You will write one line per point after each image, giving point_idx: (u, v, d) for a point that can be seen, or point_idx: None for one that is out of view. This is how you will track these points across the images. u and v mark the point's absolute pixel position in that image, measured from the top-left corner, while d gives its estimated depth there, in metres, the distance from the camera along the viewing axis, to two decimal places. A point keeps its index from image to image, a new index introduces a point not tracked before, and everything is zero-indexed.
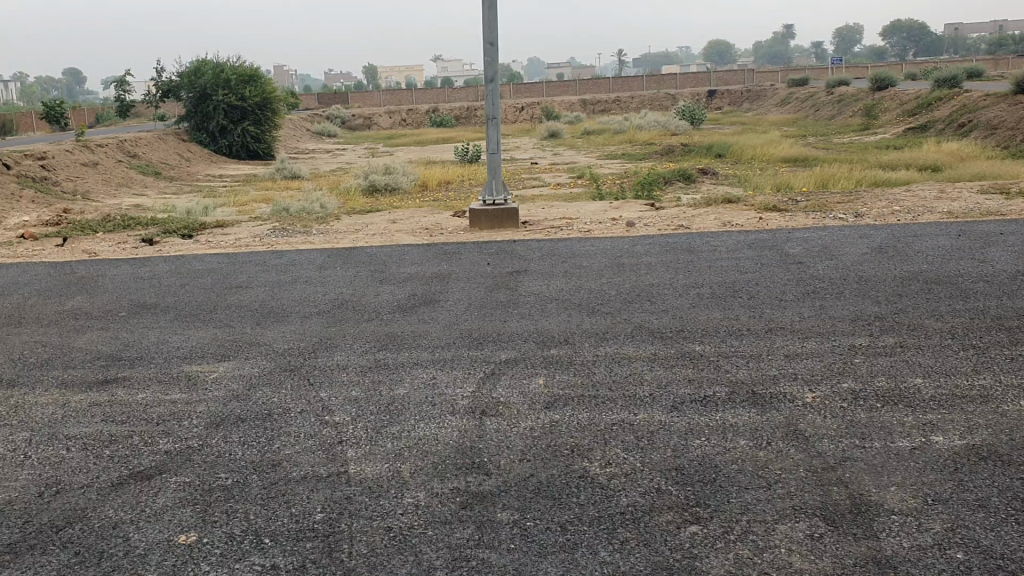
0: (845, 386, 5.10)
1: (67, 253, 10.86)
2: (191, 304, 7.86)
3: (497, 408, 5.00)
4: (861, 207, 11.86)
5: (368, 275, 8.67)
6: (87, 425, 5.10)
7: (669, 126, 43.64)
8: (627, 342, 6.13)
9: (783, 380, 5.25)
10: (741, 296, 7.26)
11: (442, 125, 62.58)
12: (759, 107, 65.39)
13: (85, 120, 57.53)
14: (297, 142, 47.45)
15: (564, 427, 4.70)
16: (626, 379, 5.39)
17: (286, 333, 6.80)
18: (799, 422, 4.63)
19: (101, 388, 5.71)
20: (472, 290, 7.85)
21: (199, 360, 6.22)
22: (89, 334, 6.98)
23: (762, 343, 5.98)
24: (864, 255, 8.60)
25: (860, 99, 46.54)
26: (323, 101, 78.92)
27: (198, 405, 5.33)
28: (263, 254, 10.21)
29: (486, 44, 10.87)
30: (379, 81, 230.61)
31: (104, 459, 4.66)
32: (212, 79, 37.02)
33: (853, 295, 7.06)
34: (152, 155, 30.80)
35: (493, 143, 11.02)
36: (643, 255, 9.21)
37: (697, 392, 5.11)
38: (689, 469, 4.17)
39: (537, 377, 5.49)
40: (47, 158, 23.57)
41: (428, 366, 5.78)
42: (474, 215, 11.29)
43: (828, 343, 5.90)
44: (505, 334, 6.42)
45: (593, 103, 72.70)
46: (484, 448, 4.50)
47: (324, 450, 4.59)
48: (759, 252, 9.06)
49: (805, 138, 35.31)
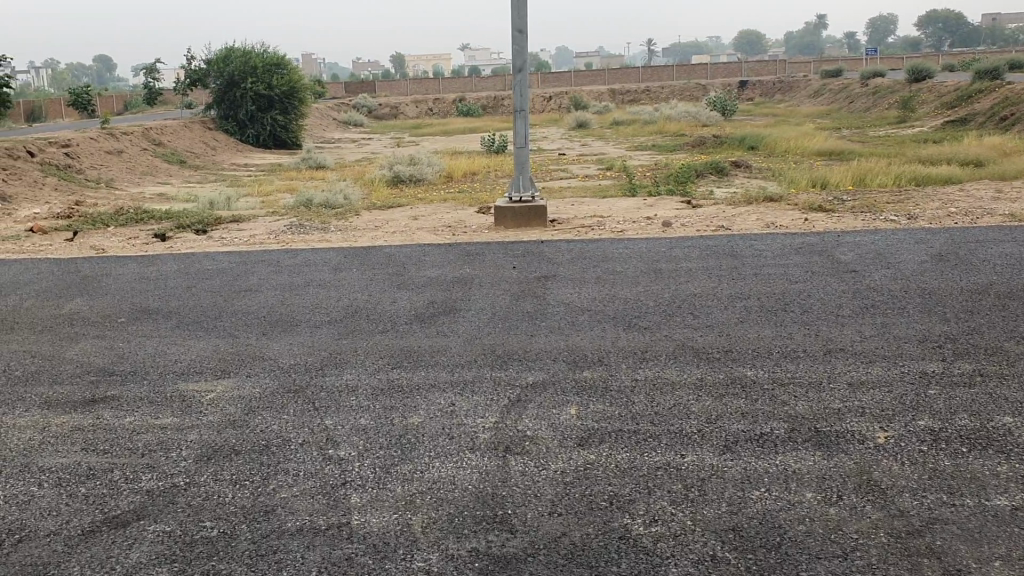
0: (921, 424, 4.45)
1: (75, 249, 10.40)
2: (194, 311, 7.30)
3: (522, 444, 4.40)
4: (912, 208, 11.14)
5: (386, 278, 8.13)
6: (63, 456, 4.55)
7: (700, 118, 42.77)
8: (668, 364, 5.51)
9: (849, 416, 4.60)
10: (793, 310, 6.60)
11: (468, 115, 61.89)
12: (791, 99, 64.29)
13: (113, 107, 57.62)
14: (323, 131, 47.13)
15: (599, 471, 4.09)
16: (669, 410, 4.77)
17: (293, 346, 6.23)
18: (873, 470, 4.00)
19: (86, 410, 5.16)
20: (495, 297, 7.24)
21: (196, 377, 5.66)
22: (83, 343, 6.45)
23: (820, 368, 5.33)
24: (924, 263, 7.90)
25: (896, 91, 45.38)
26: (351, 90, 78.48)
27: (187, 433, 4.77)
28: (277, 253, 9.66)
29: (513, 32, 10.24)
30: (408, 70, 229.75)
31: (77, 498, 4.11)
32: (239, 66, 36.75)
33: (917, 311, 6.39)
34: (178, 142, 30.49)
35: (522, 136, 10.38)
36: (682, 259, 8.58)
37: (751, 429, 4.49)
38: (750, 530, 3.56)
39: (568, 406, 4.87)
40: (71, 146, 23.27)
41: (447, 389, 5.18)
42: (500, 212, 10.69)
43: (895, 369, 5.24)
44: (532, 351, 5.81)
45: (622, 94, 72.04)
46: (509, 495, 3.92)
47: (325, 496, 4.01)
48: (809, 257, 8.41)
49: (839, 131, 34.33)
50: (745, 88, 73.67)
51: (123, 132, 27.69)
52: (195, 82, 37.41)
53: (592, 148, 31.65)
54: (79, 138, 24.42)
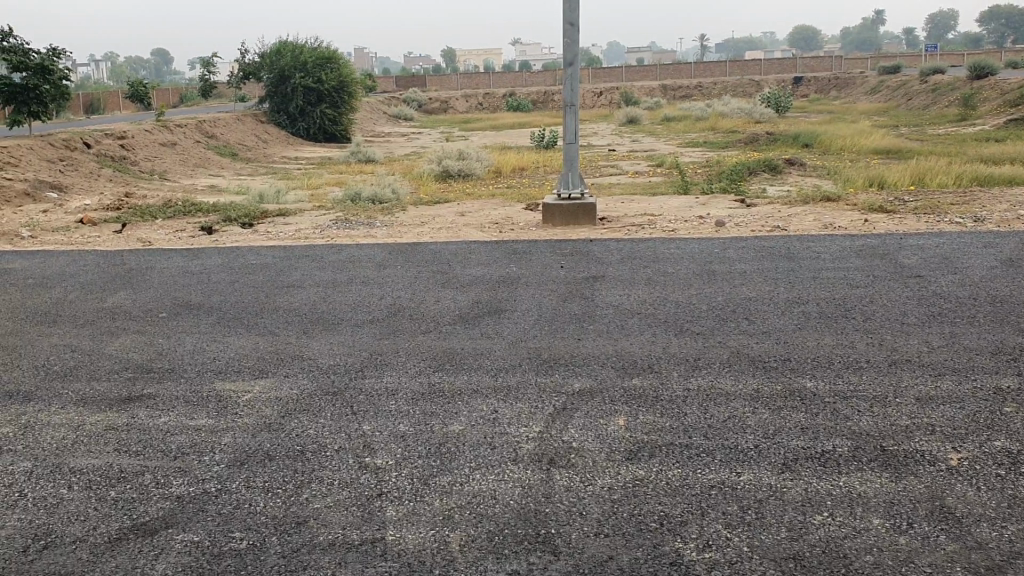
0: (998, 445, 4.14)
1: (122, 242, 10.39)
2: (236, 307, 7.17)
3: (567, 456, 4.19)
4: (978, 210, 10.69)
5: (431, 276, 7.95)
6: (95, 457, 4.43)
7: (753, 115, 42.11)
8: (723, 373, 5.23)
9: (918, 435, 4.30)
10: (854, 317, 6.28)
11: (518, 110, 61.70)
12: (847, 96, 63.17)
13: (169, 100, 58.60)
14: (373, 124, 47.34)
15: (650, 489, 3.85)
16: (724, 424, 4.50)
17: (332, 346, 6.07)
18: (947, 496, 3.70)
19: (121, 409, 5.04)
20: (542, 298, 7.01)
21: (233, 377, 5.52)
22: (123, 339, 6.36)
23: (885, 381, 5.02)
24: (993, 269, 7.50)
25: (956, 88, 44.23)
26: (402, 84, 78.89)
27: (222, 436, 4.63)
28: (322, 248, 9.54)
29: (565, 25, 9.99)
30: (460, 64, 230.10)
31: (107, 503, 3.98)
32: (291, 60, 36.98)
33: (988, 321, 6.04)
34: (230, 135, 30.75)
35: (572, 132, 10.13)
36: (736, 261, 8.29)
37: (812, 446, 4.22)
38: (812, 559, 3.30)
39: (616, 416, 4.64)
40: (126, 137, 23.53)
41: (489, 396, 4.98)
42: (549, 210, 10.47)
43: (965, 384, 4.91)
44: (580, 356, 5.59)
45: (673, 90, 71.51)
46: (551, 512, 3.70)
47: (359, 508, 3.82)
48: (869, 260, 8.08)
49: (897, 128, 33.44)
50: (800, 84, 72.35)
51: (177, 125, 27.95)
52: (248, 76, 37.73)
53: (642, 144, 31.21)
54: (134, 130, 24.69)
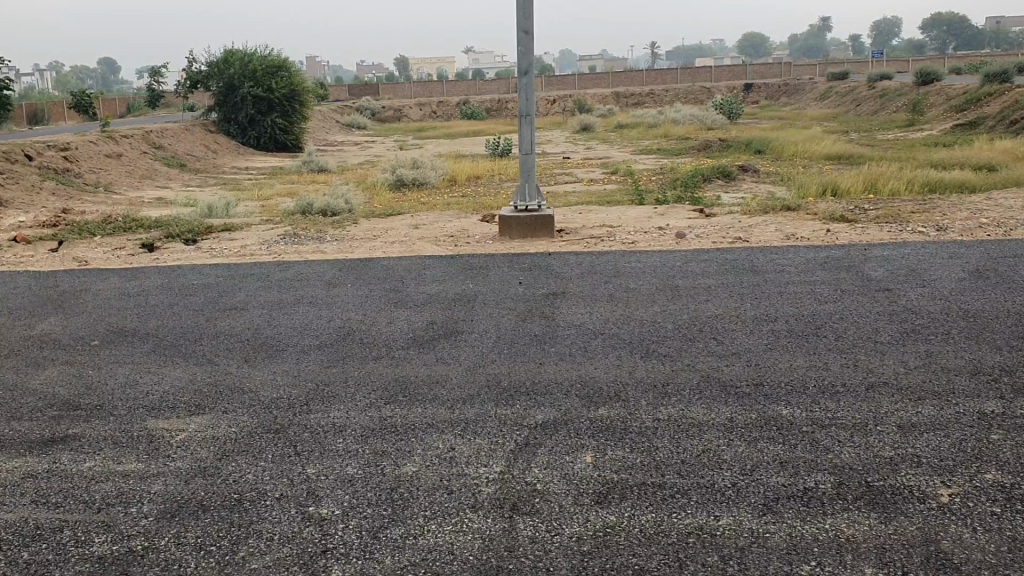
0: (989, 478, 3.88)
1: (58, 261, 9.87)
2: (174, 333, 6.72)
3: (531, 501, 3.85)
4: (938, 219, 10.59)
5: (383, 295, 7.57)
6: (7, 512, 3.99)
7: (706, 121, 42.23)
8: (693, 401, 4.93)
9: (904, 467, 4.03)
10: (826, 336, 6.02)
11: (473, 118, 61.43)
12: (797, 101, 63.83)
13: (117, 110, 57.43)
14: (325, 134, 46.74)
15: (622, 538, 3.53)
16: (698, 459, 4.19)
17: (276, 376, 5.67)
18: (942, 539, 3.43)
19: (41, 453, 4.59)
20: (500, 319, 6.66)
21: (167, 414, 5.09)
22: (49, 370, 5.91)
23: (862, 406, 4.76)
24: (961, 281, 7.30)
25: (903, 93, 44.77)
26: (355, 92, 78.26)
27: (151, 484, 4.22)
28: (269, 266, 9.12)
29: (520, 32, 9.67)
30: (412, 72, 229.42)
31: (17, 567, 3.55)
32: (240, 69, 36.32)
33: (963, 338, 5.82)
34: (179, 145, 30.03)
35: (528, 142, 9.82)
36: (700, 275, 8.03)
37: (794, 483, 3.93)
38: None
39: (582, 452, 4.32)
40: (68, 148, 22.79)
41: (446, 430, 4.62)
42: (505, 222, 10.13)
43: (948, 409, 4.65)
44: (542, 383, 5.26)
45: (626, 97, 71.82)
46: (516, 569, 3.35)
47: (303, 569, 3.45)
48: (835, 273, 7.87)
49: (847, 134, 33.61)
50: (751, 91, 72.77)
51: (123, 135, 27.18)
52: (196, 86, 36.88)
53: (597, 152, 31.06)
54: (77, 141, 23.94)
